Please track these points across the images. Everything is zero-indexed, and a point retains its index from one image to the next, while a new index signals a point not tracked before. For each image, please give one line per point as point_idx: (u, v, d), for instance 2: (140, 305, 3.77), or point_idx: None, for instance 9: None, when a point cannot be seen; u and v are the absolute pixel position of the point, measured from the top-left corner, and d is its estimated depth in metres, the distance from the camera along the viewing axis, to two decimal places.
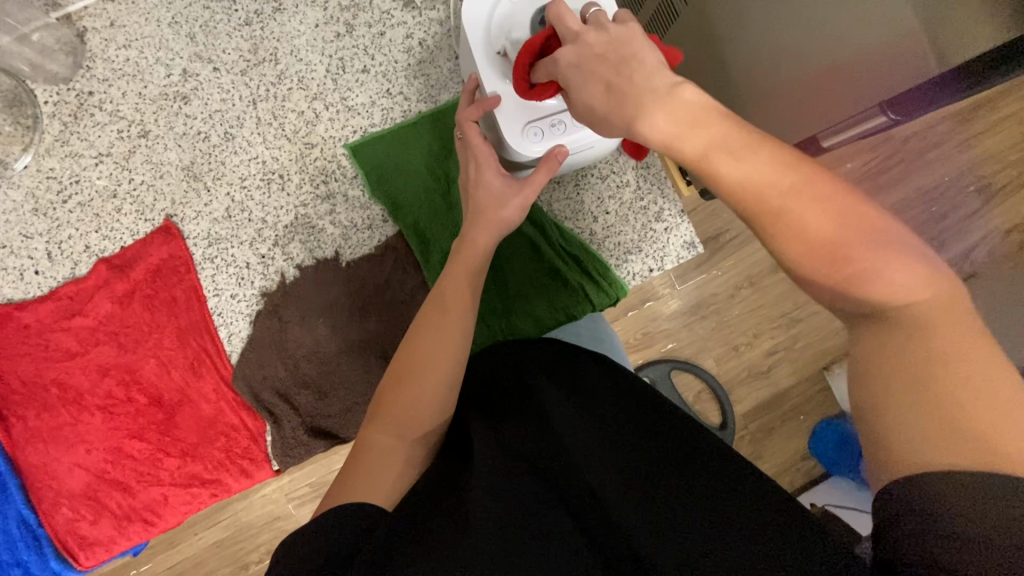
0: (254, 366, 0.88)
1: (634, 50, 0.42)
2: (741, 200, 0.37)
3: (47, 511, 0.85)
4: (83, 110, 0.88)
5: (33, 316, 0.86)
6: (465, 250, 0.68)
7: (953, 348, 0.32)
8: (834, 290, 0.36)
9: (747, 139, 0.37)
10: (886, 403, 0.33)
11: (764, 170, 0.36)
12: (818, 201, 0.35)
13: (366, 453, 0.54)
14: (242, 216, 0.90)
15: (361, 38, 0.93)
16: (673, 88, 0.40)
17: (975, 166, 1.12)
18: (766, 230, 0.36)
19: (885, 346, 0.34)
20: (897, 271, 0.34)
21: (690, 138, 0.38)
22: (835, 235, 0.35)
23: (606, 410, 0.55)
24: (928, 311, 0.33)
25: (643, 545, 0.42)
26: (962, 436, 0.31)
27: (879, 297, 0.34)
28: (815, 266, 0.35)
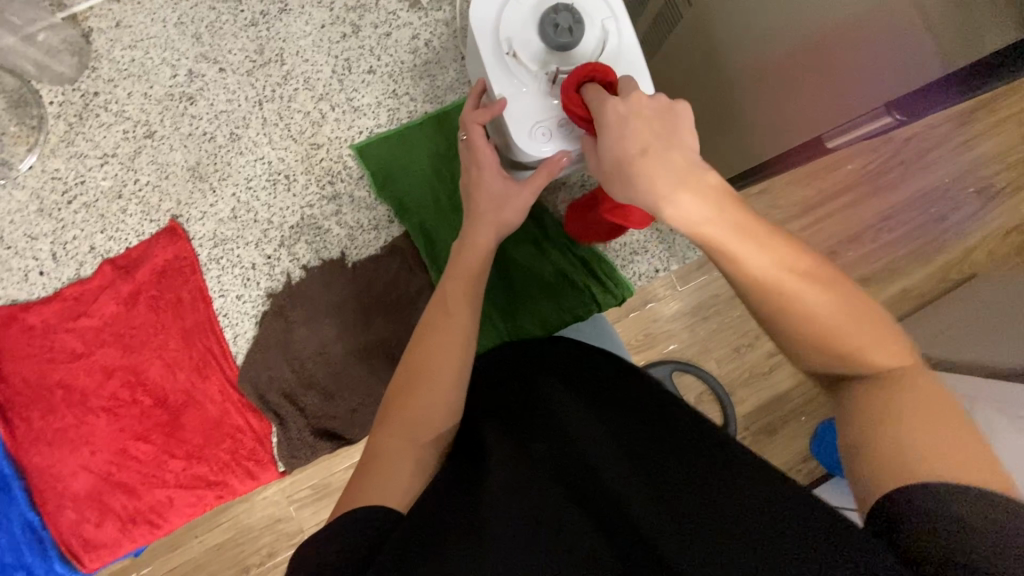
0: (259, 368, 0.88)
1: (680, 132, 0.47)
2: (752, 281, 0.45)
3: (51, 514, 0.85)
4: (88, 110, 0.88)
5: (37, 317, 0.86)
6: (467, 252, 0.68)
7: (938, 402, 0.39)
8: (831, 356, 0.44)
9: (762, 232, 0.45)
10: (897, 457, 0.38)
11: (777, 267, 0.44)
12: (822, 290, 0.44)
13: (376, 456, 0.54)
14: (248, 217, 0.90)
15: (366, 39, 0.93)
16: (697, 170, 0.45)
17: (975, 168, 1.12)
18: (779, 313, 0.45)
19: (882, 398, 0.41)
20: (883, 350, 0.43)
21: (715, 224, 0.44)
22: (834, 316, 0.43)
23: (614, 405, 0.56)
24: (909, 377, 0.41)
25: (643, 521, 0.42)
26: (952, 460, 0.36)
27: (869, 366, 0.43)
28: (817, 339, 0.44)
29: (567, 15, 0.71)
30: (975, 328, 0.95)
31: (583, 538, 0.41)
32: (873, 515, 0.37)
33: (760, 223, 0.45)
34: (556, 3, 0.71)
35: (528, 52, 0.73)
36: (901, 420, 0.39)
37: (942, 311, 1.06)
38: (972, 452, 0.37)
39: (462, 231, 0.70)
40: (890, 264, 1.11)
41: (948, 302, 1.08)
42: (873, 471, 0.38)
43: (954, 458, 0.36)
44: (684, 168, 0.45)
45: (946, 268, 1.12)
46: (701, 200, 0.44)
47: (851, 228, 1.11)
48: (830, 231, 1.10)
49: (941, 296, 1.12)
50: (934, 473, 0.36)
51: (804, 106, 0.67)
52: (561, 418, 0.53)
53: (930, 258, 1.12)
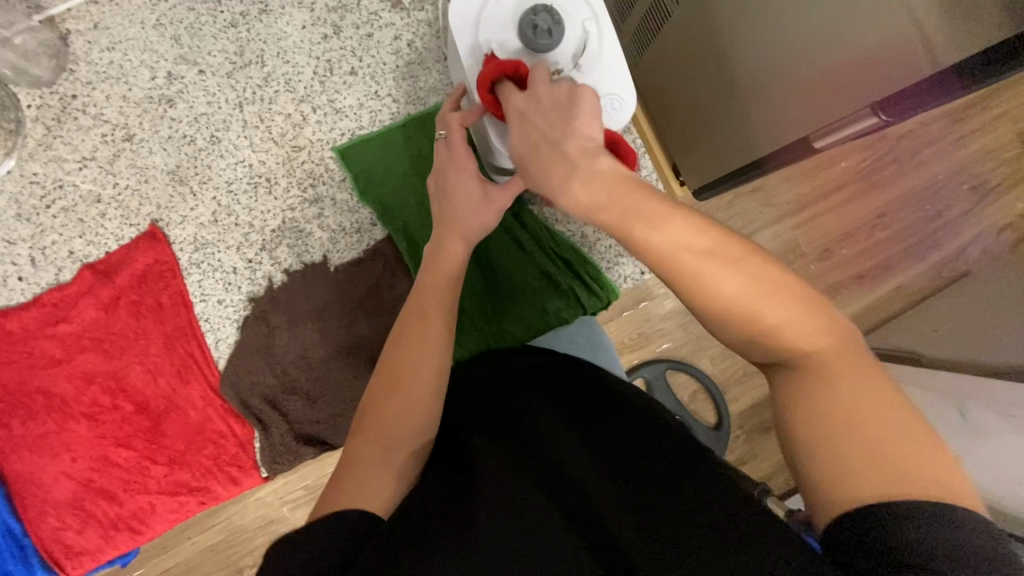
0: (241, 373, 0.87)
1: (572, 115, 0.46)
2: (664, 264, 0.42)
3: (33, 521, 0.84)
4: (66, 113, 0.87)
5: (16, 323, 0.85)
6: (441, 257, 0.67)
7: (858, 390, 0.38)
8: (749, 340, 0.42)
9: (661, 210, 0.42)
10: (840, 465, 0.36)
11: (682, 248, 0.41)
12: (732, 267, 0.41)
13: (351, 465, 0.53)
14: (229, 221, 0.89)
15: (348, 40, 0.92)
16: (594, 157, 0.44)
17: (968, 166, 1.12)
18: (690, 294, 0.42)
19: (800, 387, 0.39)
20: (798, 327, 0.40)
21: (612, 209, 0.42)
22: (748, 295, 0.41)
23: (594, 417, 0.55)
24: (828, 356, 0.40)
25: (626, 541, 0.41)
26: (886, 469, 0.35)
27: (787, 348, 0.41)
28: (733, 320, 0.42)
29: (547, 16, 0.71)
30: (968, 326, 0.95)
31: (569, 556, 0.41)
32: (830, 532, 0.36)
33: (658, 203, 0.42)
34: (536, 5, 0.71)
35: (507, 55, 0.72)
36: (822, 418, 0.38)
37: (935, 310, 1.06)
38: (909, 454, 0.35)
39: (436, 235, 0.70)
40: (883, 262, 1.11)
41: (941, 301, 1.08)
42: (826, 494, 0.36)
43: (890, 471, 0.35)
44: (576, 162, 0.44)
45: (938, 266, 1.12)
46: (598, 190, 0.43)
47: (844, 226, 1.10)
48: (822, 230, 1.10)
49: (934, 294, 1.11)
50: (879, 492, 0.34)
51: (795, 104, 0.66)
52: (545, 431, 0.53)
53: (923, 256, 1.11)
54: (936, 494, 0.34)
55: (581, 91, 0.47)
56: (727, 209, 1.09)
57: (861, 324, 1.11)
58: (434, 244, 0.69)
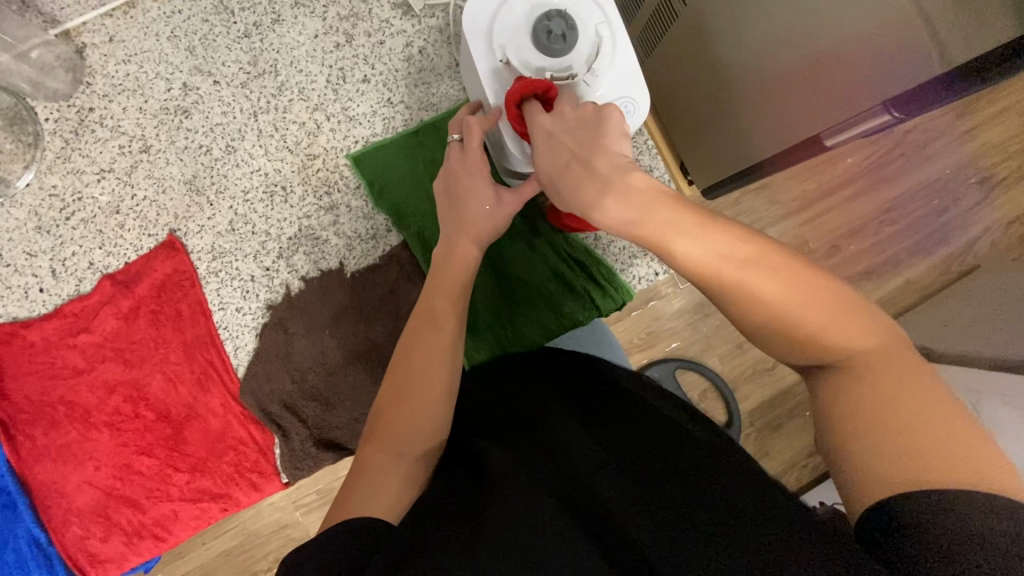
0: (260, 379, 0.88)
1: (602, 135, 0.48)
2: (704, 274, 0.43)
3: (57, 529, 0.85)
4: (83, 126, 0.88)
5: (38, 334, 0.86)
6: (456, 265, 0.69)
7: (897, 383, 0.38)
8: (792, 344, 0.43)
9: (697, 221, 0.43)
10: (885, 463, 0.36)
11: (719, 258, 0.43)
12: (771, 273, 0.42)
13: (363, 471, 0.55)
14: (246, 229, 0.90)
15: (360, 48, 0.93)
16: (625, 173, 0.45)
17: (975, 159, 1.12)
18: (732, 301, 0.44)
19: (842, 388, 0.40)
20: (841, 329, 0.41)
21: (646, 223, 0.44)
22: (788, 298, 0.42)
23: (613, 419, 0.56)
24: (871, 357, 0.40)
25: (642, 540, 0.41)
26: (928, 459, 0.35)
27: (828, 350, 0.42)
28: (773, 324, 0.43)
29: (560, 21, 0.71)
30: (979, 320, 0.95)
31: (580, 552, 0.41)
32: (873, 519, 0.36)
33: (693, 212, 0.43)
34: (549, 10, 0.72)
35: (521, 59, 0.72)
36: (866, 417, 0.38)
37: (946, 304, 1.06)
38: (954, 442, 0.35)
39: (447, 240, 0.71)
40: (893, 257, 1.11)
41: (951, 295, 1.08)
42: (870, 488, 0.37)
43: (934, 461, 0.35)
44: (616, 184, 0.45)
45: (948, 260, 1.11)
46: (630, 204, 0.44)
47: (852, 222, 1.10)
48: (830, 225, 1.10)
49: (944, 288, 1.11)
50: (922, 480, 0.35)
51: (807, 105, 0.67)
52: (560, 437, 0.53)
53: (932, 250, 1.11)
54: (985, 483, 0.34)
55: (607, 111, 0.49)
56: (735, 207, 1.09)
57: None
58: (450, 249, 0.70)
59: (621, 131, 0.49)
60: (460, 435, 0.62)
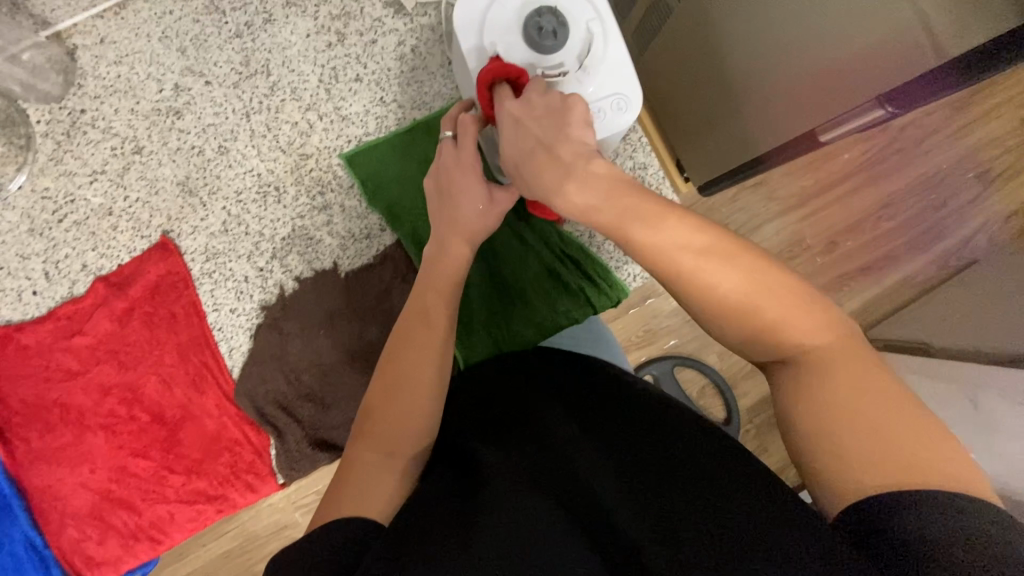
0: (255, 380, 0.88)
1: (567, 123, 0.49)
2: (663, 264, 0.44)
3: (54, 532, 0.85)
4: (75, 128, 0.88)
5: (32, 337, 0.86)
6: (448, 263, 0.69)
7: (863, 383, 0.39)
8: (751, 336, 0.44)
9: (657, 212, 0.44)
10: (850, 459, 0.38)
11: (678, 248, 0.43)
12: (728, 263, 0.43)
13: (353, 470, 0.55)
14: (239, 230, 0.90)
15: (352, 47, 0.92)
16: (587, 162, 0.47)
17: (973, 154, 1.11)
18: (689, 292, 0.44)
19: (802, 383, 0.41)
20: (797, 321, 0.42)
21: (605, 211, 0.45)
22: (744, 290, 0.42)
23: (604, 415, 0.56)
24: (827, 351, 0.41)
25: (634, 542, 0.42)
26: (895, 461, 0.36)
27: (785, 343, 0.42)
28: (730, 315, 0.43)
29: (552, 17, 0.72)
30: (977, 315, 0.94)
31: (573, 554, 0.41)
32: (847, 520, 0.37)
33: (651, 202, 0.44)
34: (540, 7, 0.72)
35: (513, 56, 0.72)
36: (833, 416, 0.39)
37: (944, 299, 1.06)
38: (917, 445, 0.37)
39: (440, 238, 0.71)
40: (891, 253, 1.10)
41: (949, 290, 1.08)
42: (840, 487, 0.38)
43: (900, 462, 0.36)
44: (575, 175, 0.46)
45: (946, 255, 1.11)
46: (592, 195, 0.46)
47: (849, 218, 1.10)
48: (827, 222, 1.10)
49: (942, 283, 1.11)
50: (883, 477, 0.36)
51: (802, 100, 0.66)
52: (552, 436, 0.53)
53: (930, 245, 1.11)
54: (946, 484, 0.35)
55: (572, 100, 0.50)
56: (731, 203, 1.09)
57: (869, 315, 1.11)
58: (443, 248, 0.69)
59: (586, 119, 0.50)
60: (453, 434, 0.62)
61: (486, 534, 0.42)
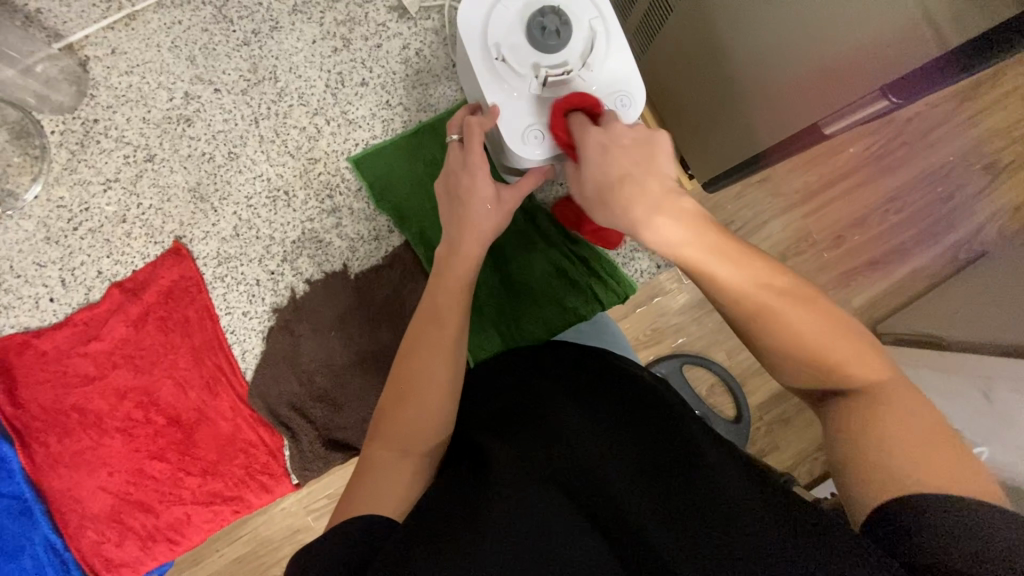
0: (268, 382, 0.89)
1: (656, 156, 0.51)
2: (736, 295, 0.47)
3: (73, 535, 0.86)
4: (88, 137, 0.90)
5: (49, 343, 0.87)
6: (457, 262, 0.69)
7: (913, 409, 0.41)
8: (817, 374, 0.45)
9: (733, 249, 0.48)
10: (897, 470, 0.38)
11: (754, 283, 0.47)
12: (800, 303, 0.46)
13: (368, 466, 0.56)
14: (250, 234, 0.91)
15: (358, 52, 0.94)
16: (676, 196, 0.49)
17: (980, 145, 1.11)
18: (758, 325, 0.47)
19: (862, 411, 0.42)
20: (866, 362, 0.44)
21: (685, 243, 0.48)
22: (816, 329, 0.45)
23: (615, 409, 0.57)
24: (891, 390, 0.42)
25: (652, 534, 0.42)
26: (933, 469, 0.37)
27: (852, 381, 0.44)
28: (798, 350, 0.45)
29: (554, 17, 0.72)
30: (989, 306, 0.94)
31: (583, 538, 0.41)
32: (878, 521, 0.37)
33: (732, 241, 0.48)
34: (543, 7, 0.72)
35: (517, 57, 0.73)
36: (884, 433, 0.40)
37: (955, 292, 1.05)
38: (969, 476, 0.37)
39: (448, 238, 0.72)
40: (899, 246, 1.10)
41: (959, 282, 1.07)
42: (876, 490, 0.38)
43: (943, 471, 0.37)
44: (671, 208, 0.48)
45: (955, 247, 1.11)
46: (679, 228, 0.48)
47: (855, 212, 1.10)
48: (834, 216, 1.10)
49: (952, 275, 1.10)
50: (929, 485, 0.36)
51: (806, 95, 0.67)
52: (564, 429, 0.53)
53: (939, 237, 1.10)
54: (983, 496, 0.36)
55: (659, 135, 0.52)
56: (737, 199, 1.09)
57: (879, 309, 1.10)
58: (451, 247, 0.70)
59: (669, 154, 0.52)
60: (465, 430, 0.62)
61: (497, 521, 0.43)
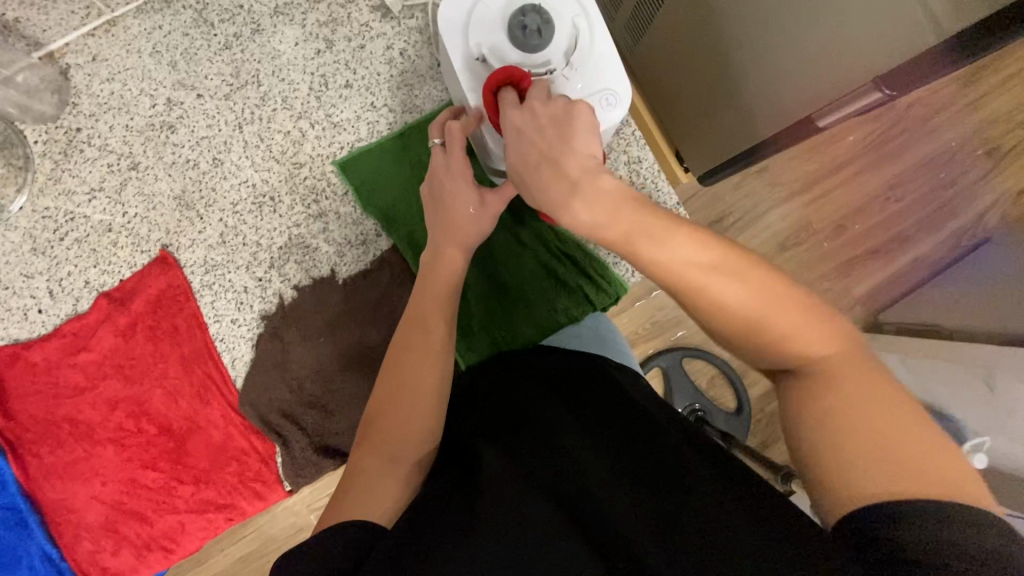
0: (258, 390, 0.89)
1: (574, 134, 0.47)
2: (670, 278, 0.44)
3: (69, 545, 0.86)
4: (72, 146, 0.89)
5: (39, 355, 0.87)
6: (443, 268, 0.68)
7: (864, 390, 0.39)
8: (761, 351, 0.43)
9: (664, 226, 0.44)
10: (850, 471, 0.37)
11: (685, 263, 0.43)
12: (734, 279, 0.43)
13: (356, 476, 0.55)
14: (236, 241, 0.90)
15: (341, 53, 0.92)
16: (594, 175, 0.46)
17: (981, 130, 1.09)
18: (695, 305, 0.44)
19: (809, 396, 0.41)
20: (807, 333, 0.42)
21: (611, 226, 0.44)
22: (753, 306, 0.42)
23: (605, 416, 0.56)
24: (835, 363, 0.41)
25: (639, 543, 0.41)
26: (886, 463, 0.36)
27: (795, 355, 0.42)
28: (739, 329, 0.43)
29: (536, 16, 0.70)
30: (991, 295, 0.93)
31: (567, 553, 0.41)
32: (848, 525, 0.36)
33: (661, 216, 0.44)
34: (523, 6, 0.71)
35: (499, 56, 0.72)
36: (834, 418, 0.39)
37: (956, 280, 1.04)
38: (920, 457, 0.36)
39: (433, 242, 0.71)
40: (898, 236, 1.08)
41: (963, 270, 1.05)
42: (839, 492, 0.37)
43: (906, 472, 0.35)
44: (590, 192, 0.45)
45: (956, 235, 1.09)
46: (604, 208, 0.44)
47: (853, 202, 1.08)
48: (832, 206, 1.08)
49: (953, 264, 1.09)
50: (892, 490, 0.35)
51: (800, 84, 0.65)
52: (551, 438, 0.53)
53: (939, 226, 1.09)
54: (952, 491, 0.34)
55: (577, 107, 0.49)
56: (733, 191, 1.08)
57: (878, 300, 1.09)
58: (436, 253, 0.69)
59: (592, 124, 0.49)
60: (451, 439, 0.62)
61: (483, 543, 0.42)
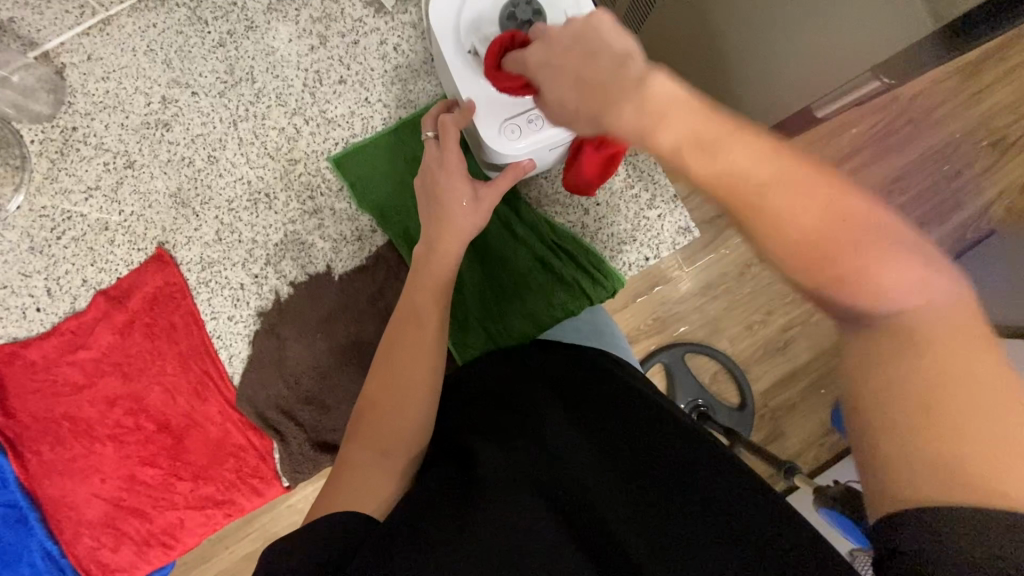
0: (256, 386, 0.89)
1: (604, 42, 0.39)
2: (712, 192, 0.33)
3: (69, 542, 0.87)
4: (68, 145, 0.89)
5: (38, 353, 0.88)
6: (436, 262, 0.68)
7: (952, 356, 0.29)
8: (830, 294, 0.31)
9: (711, 128, 0.33)
10: (905, 465, 0.29)
11: (734, 173, 0.32)
12: (804, 192, 0.31)
13: (347, 468, 0.55)
14: (232, 238, 0.90)
15: (335, 49, 0.92)
16: (635, 76, 0.36)
17: (987, 121, 1.07)
18: (745, 227, 0.32)
19: (876, 364, 0.31)
20: (899, 274, 0.30)
21: (652, 131, 0.35)
22: (827, 231, 0.30)
23: (600, 411, 0.56)
24: (926, 323, 0.30)
25: (636, 554, 0.41)
26: (965, 462, 0.28)
27: (875, 303, 0.31)
28: (805, 260, 0.31)
29: (525, 5, 0.70)
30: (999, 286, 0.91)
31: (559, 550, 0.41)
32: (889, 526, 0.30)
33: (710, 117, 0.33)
34: None
35: None
36: (911, 397, 0.29)
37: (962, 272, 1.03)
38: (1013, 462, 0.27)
39: (426, 234, 0.70)
40: None
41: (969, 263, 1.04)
42: (894, 488, 0.29)
43: (990, 472, 0.27)
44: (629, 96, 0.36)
45: (960, 227, 1.08)
46: (638, 112, 0.35)
47: None
48: None
49: (958, 256, 1.08)
50: (957, 496, 0.28)
51: (798, 72, 0.64)
52: (546, 433, 0.53)
53: (944, 218, 1.08)
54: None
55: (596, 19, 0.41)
56: None
57: None
58: (430, 247, 0.69)
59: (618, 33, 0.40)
60: (443, 433, 0.62)
61: (477, 531, 0.42)
